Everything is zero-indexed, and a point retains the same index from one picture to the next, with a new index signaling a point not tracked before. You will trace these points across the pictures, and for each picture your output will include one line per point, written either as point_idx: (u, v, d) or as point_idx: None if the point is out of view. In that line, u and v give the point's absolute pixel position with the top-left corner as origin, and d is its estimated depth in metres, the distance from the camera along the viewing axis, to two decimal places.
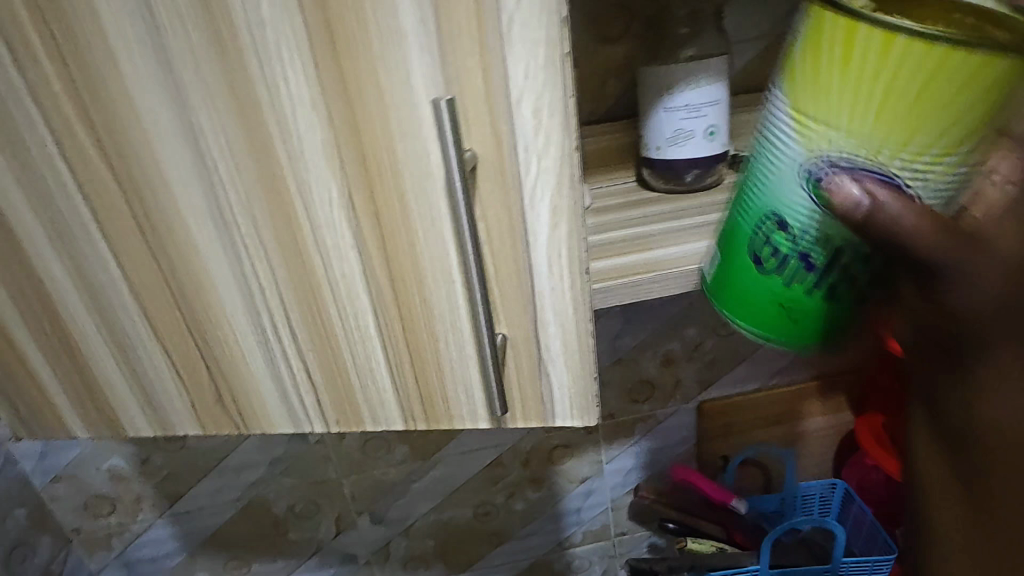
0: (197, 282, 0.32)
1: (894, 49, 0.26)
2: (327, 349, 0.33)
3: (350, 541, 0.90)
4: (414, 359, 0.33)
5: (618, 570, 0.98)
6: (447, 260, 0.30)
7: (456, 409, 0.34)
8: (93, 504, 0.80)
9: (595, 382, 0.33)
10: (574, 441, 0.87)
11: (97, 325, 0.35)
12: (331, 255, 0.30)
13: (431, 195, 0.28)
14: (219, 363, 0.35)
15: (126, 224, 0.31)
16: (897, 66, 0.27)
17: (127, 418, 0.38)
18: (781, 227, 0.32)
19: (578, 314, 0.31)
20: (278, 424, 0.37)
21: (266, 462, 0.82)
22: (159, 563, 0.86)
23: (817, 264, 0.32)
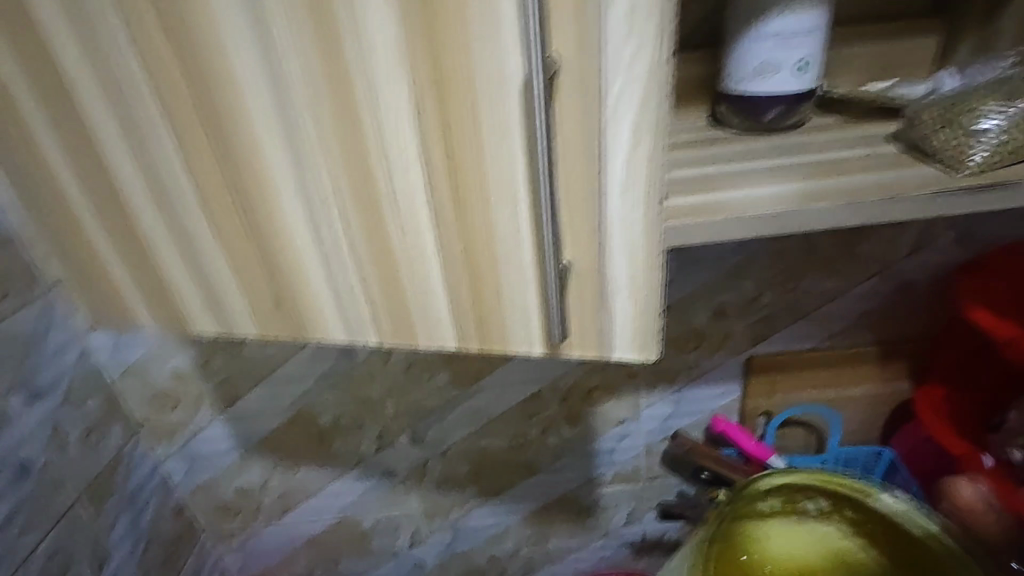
0: (260, 184, 0.32)
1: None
2: (385, 262, 0.33)
3: (390, 458, 0.94)
4: (473, 279, 0.32)
5: (644, 512, 1.00)
6: (517, 175, 0.28)
7: (511, 333, 0.33)
8: (158, 398, 0.85)
9: (659, 317, 0.31)
10: (614, 383, 0.87)
11: (165, 222, 0.35)
12: (395, 163, 0.29)
13: (505, 102, 0.27)
14: (279, 268, 0.35)
15: (192, 118, 0.31)
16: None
17: (190, 317, 0.39)
18: None
19: (651, 243, 0.29)
20: (332, 335, 0.37)
21: (316, 375, 0.86)
22: (216, 459, 0.93)
23: None
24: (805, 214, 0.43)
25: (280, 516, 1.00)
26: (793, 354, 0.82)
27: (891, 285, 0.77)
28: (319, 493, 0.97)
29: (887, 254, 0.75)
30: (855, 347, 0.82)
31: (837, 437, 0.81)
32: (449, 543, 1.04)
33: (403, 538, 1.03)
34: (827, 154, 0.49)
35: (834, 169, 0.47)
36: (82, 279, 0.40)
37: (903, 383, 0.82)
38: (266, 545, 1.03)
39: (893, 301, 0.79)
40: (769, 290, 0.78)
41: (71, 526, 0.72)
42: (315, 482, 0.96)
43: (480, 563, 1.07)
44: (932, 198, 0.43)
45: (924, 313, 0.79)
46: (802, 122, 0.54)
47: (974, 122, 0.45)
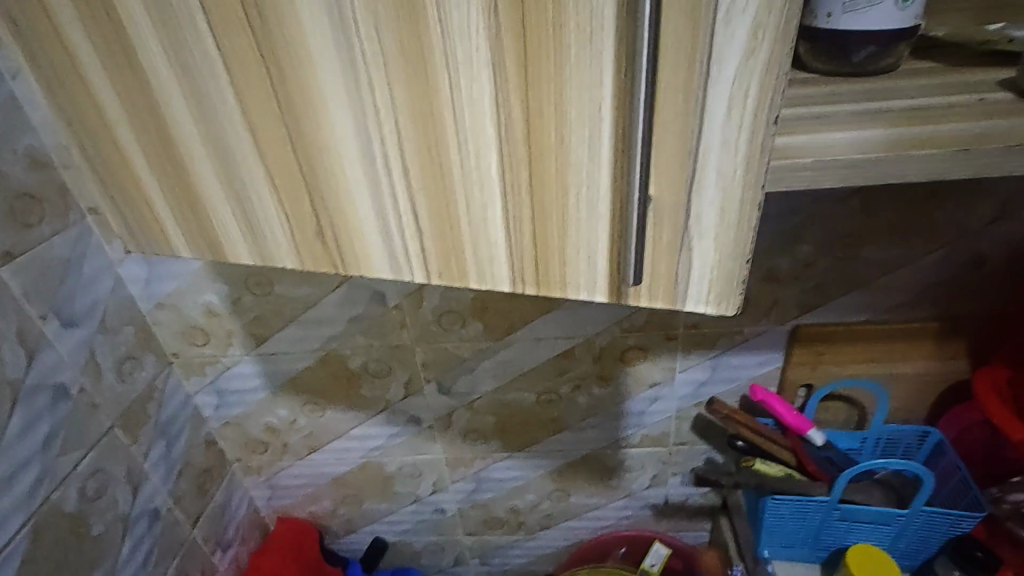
0: (307, 94, 0.29)
1: None
2: (441, 190, 0.30)
3: (417, 405, 0.94)
4: (537, 212, 0.29)
5: (669, 476, 0.98)
6: (601, 91, 0.24)
7: (574, 276, 0.30)
8: (190, 332, 0.86)
9: (744, 266, 0.28)
10: (650, 345, 0.84)
11: (202, 137, 0.32)
12: (460, 73, 0.26)
13: (596, 1, 0.23)
14: (323, 193, 0.32)
15: (234, 15, 0.28)
16: None
17: (226, 243, 0.37)
18: None
19: (747, 178, 0.25)
20: (376, 270, 0.35)
21: (346, 319, 0.85)
22: (246, 396, 0.94)
23: None
24: (904, 163, 0.38)
25: (306, 455, 1.01)
26: (845, 325, 0.78)
27: (962, 258, 0.72)
28: (345, 435, 0.98)
29: (961, 224, 0.70)
30: (914, 322, 0.77)
31: (882, 414, 0.77)
32: (471, 493, 1.04)
33: (425, 484, 1.04)
34: (927, 100, 0.43)
35: (935, 115, 0.41)
36: (116, 197, 0.38)
37: (960, 361, 0.78)
38: (292, 482, 1.05)
39: (961, 275, 0.73)
40: (827, 256, 0.73)
41: (107, 451, 0.73)
42: (341, 424, 0.97)
43: (500, 514, 1.07)
44: None
45: (994, 290, 0.74)
46: (893, 67, 0.48)
47: None
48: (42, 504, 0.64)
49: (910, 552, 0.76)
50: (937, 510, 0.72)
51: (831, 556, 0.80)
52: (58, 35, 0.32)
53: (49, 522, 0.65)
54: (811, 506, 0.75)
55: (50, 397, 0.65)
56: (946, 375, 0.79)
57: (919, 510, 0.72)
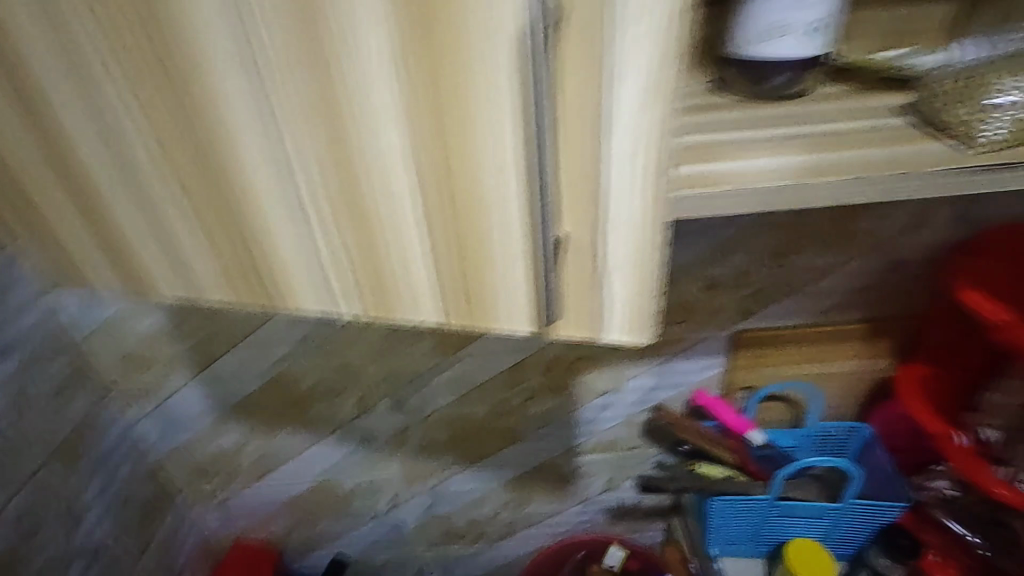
0: (225, 139, 0.29)
1: None
2: (364, 231, 0.30)
3: (370, 423, 0.93)
4: (459, 252, 0.30)
5: (622, 480, 1.01)
6: (511, 140, 0.25)
7: (498, 310, 0.31)
8: (132, 359, 0.82)
9: (655, 298, 0.29)
10: (599, 354, 0.86)
11: (120, 179, 0.32)
12: (376, 121, 0.26)
13: (499, 57, 0.24)
14: (247, 232, 0.32)
15: (147, 62, 0.27)
16: None
17: (152, 283, 0.37)
18: None
19: (651, 218, 0.27)
20: (306, 306, 0.35)
21: (293, 340, 0.83)
22: (191, 422, 0.91)
23: None
24: (809, 189, 0.41)
25: (258, 478, 0.99)
26: (779, 329, 0.82)
27: (882, 264, 0.77)
28: (298, 456, 0.96)
29: (879, 232, 0.74)
30: (842, 324, 0.81)
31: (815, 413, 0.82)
32: (429, 507, 1.04)
33: (383, 501, 1.03)
34: (834, 126, 0.46)
35: (840, 142, 0.44)
36: (31, 237, 0.37)
37: (885, 360, 0.83)
38: (244, 507, 1.02)
39: (882, 279, 0.78)
40: (760, 265, 0.77)
41: (38, 490, 0.70)
42: (293, 446, 0.95)
43: (460, 526, 1.08)
44: (943, 177, 0.41)
45: (912, 292, 0.79)
46: (806, 92, 0.51)
47: (987, 97, 0.43)
48: None
49: (843, 541, 0.82)
50: (866, 503, 0.77)
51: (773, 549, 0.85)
52: None
53: None
54: (753, 505, 0.80)
55: None
56: (873, 373, 0.84)
57: (850, 503, 0.77)
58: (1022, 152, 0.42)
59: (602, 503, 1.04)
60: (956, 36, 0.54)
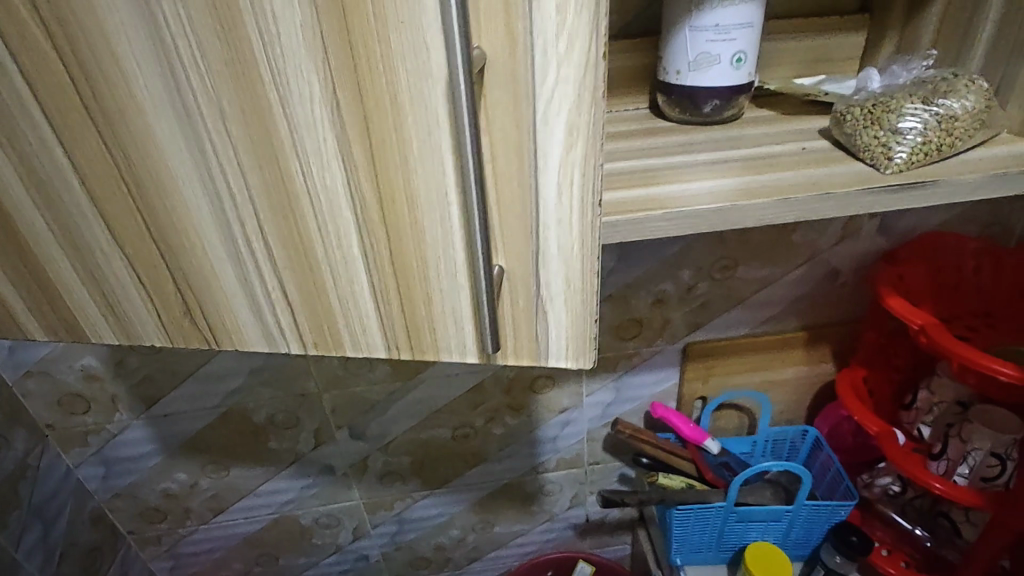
0: (157, 180, 0.29)
1: None
2: (305, 267, 0.30)
3: (329, 454, 0.91)
4: (401, 284, 0.30)
5: (587, 495, 1.02)
6: (445, 177, 0.26)
7: (445, 340, 0.32)
8: (68, 401, 0.80)
9: (594, 324, 0.30)
10: (557, 372, 0.87)
11: (48, 222, 0.31)
12: (311, 161, 0.27)
13: (429, 99, 0.24)
14: (185, 272, 0.32)
15: (72, 105, 0.27)
16: None
17: (88, 326, 0.36)
18: None
19: (585, 248, 0.28)
20: (249, 343, 0.34)
21: (244, 373, 0.81)
22: (138, 463, 0.87)
23: None
24: (740, 211, 0.43)
25: (212, 518, 0.95)
26: (728, 339, 0.85)
27: (819, 273, 0.81)
28: (254, 492, 0.93)
29: (814, 243, 0.78)
30: (786, 331, 0.85)
31: (766, 418, 0.84)
32: (394, 535, 1.02)
33: (345, 532, 1.01)
34: (761, 150, 0.49)
35: (768, 165, 0.47)
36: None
37: (828, 364, 0.87)
38: (199, 548, 0.98)
39: (821, 288, 0.82)
40: (706, 279, 0.80)
41: None
42: (249, 481, 0.92)
43: (427, 553, 1.06)
44: (863, 195, 0.44)
45: (849, 299, 0.83)
46: (738, 116, 0.54)
47: (896, 120, 0.46)
48: None
49: (800, 542, 0.83)
50: (817, 503, 0.78)
51: (735, 556, 0.86)
52: None
53: None
54: (711, 513, 0.80)
55: None
56: (818, 377, 0.88)
57: (802, 505, 0.78)
58: (927, 171, 0.45)
59: (568, 520, 1.05)
60: (871, 61, 0.58)
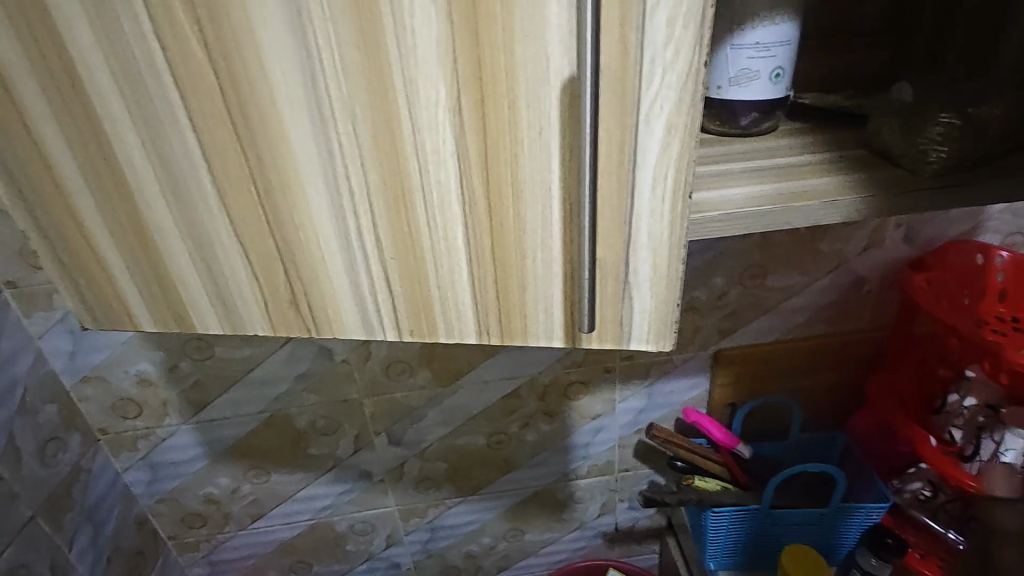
0: (284, 179, 0.32)
1: None
2: (410, 258, 0.33)
3: (367, 459, 0.93)
4: (498, 274, 0.33)
5: (617, 503, 1.03)
6: (552, 172, 0.29)
7: (535, 326, 0.35)
8: (120, 406, 0.82)
9: (675, 309, 0.34)
10: (591, 378, 0.89)
11: (176, 219, 0.34)
12: (429, 160, 0.30)
13: (545, 103, 0.28)
14: (297, 265, 0.35)
15: (216, 112, 0.30)
16: None
17: (197, 317, 0.39)
18: None
19: (673, 236, 0.31)
20: (348, 330, 0.37)
21: (291, 377, 0.84)
22: (182, 468, 0.89)
23: None
24: (789, 214, 0.46)
25: (250, 524, 0.97)
26: (758, 346, 0.87)
27: (846, 280, 0.83)
28: (292, 498, 0.95)
29: (842, 252, 0.81)
30: (815, 338, 0.87)
31: (797, 424, 0.86)
32: (426, 543, 1.04)
33: (379, 539, 1.02)
34: (801, 158, 0.52)
35: (808, 171, 0.50)
36: (63, 279, 0.38)
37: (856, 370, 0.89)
38: (236, 554, 1.00)
39: (848, 296, 0.84)
40: (736, 286, 0.82)
41: (29, 542, 0.70)
42: (288, 487, 0.94)
43: (458, 562, 1.07)
44: (903, 199, 0.47)
45: (876, 306, 0.86)
46: (775, 128, 0.57)
47: (929, 126, 0.49)
48: None
49: (834, 546, 0.84)
50: (852, 506, 0.80)
51: (770, 561, 0.87)
52: (29, 134, 0.32)
53: None
54: (747, 515, 0.81)
55: None
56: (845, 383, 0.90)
57: (838, 508, 0.80)
58: (963, 174, 0.48)
59: (599, 527, 1.06)
60: None
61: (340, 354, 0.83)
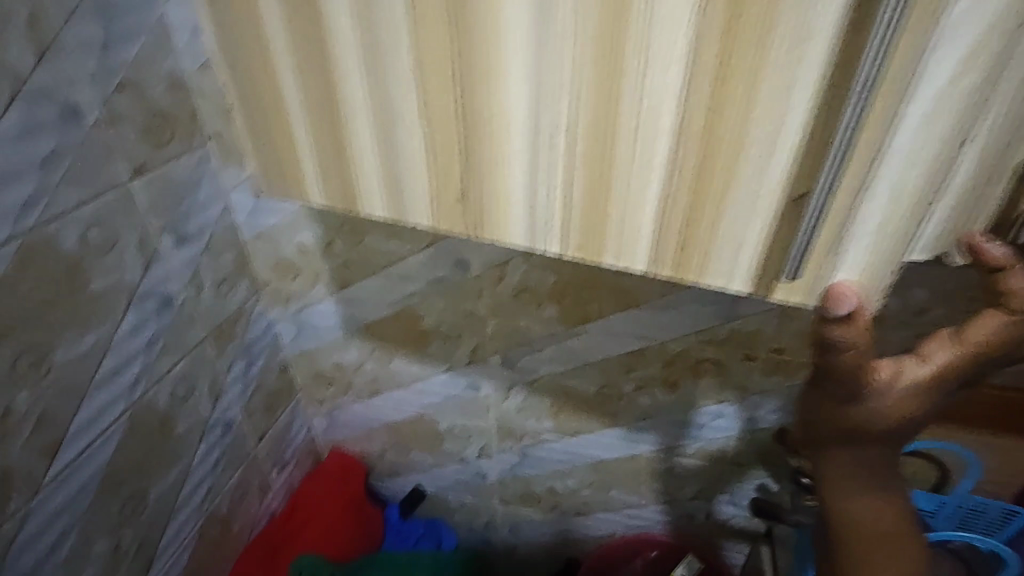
0: (490, 83, 0.39)
1: None
2: (626, 175, 0.40)
3: (478, 373, 0.95)
4: (693, 202, 0.39)
5: (717, 492, 0.97)
6: (786, 117, 0.34)
7: (708, 261, 0.42)
8: (282, 266, 0.90)
9: (897, 266, 0.38)
10: (727, 360, 0.81)
11: (370, 100, 0.43)
12: (649, 84, 0.36)
13: (801, 48, 0.32)
14: (475, 160, 0.43)
15: (434, 15, 0.38)
16: None
17: (369, 189, 0.48)
18: None
19: (915, 196, 0.35)
20: (512, 236, 0.45)
21: (426, 280, 0.86)
22: (322, 333, 0.98)
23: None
24: None
25: (366, 398, 1.06)
26: None
27: None
28: (407, 388, 1.02)
29: None
30: None
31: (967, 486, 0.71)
32: (513, 466, 1.07)
33: (471, 449, 1.07)
34: None
35: None
36: (275, 138, 0.49)
37: None
38: (350, 420, 1.10)
39: None
40: (945, 307, 0.67)
41: (198, 360, 0.82)
42: (404, 376, 1.00)
43: (536, 492, 1.09)
44: None
45: None
46: None
47: None
48: (140, 398, 0.73)
49: None
50: None
51: None
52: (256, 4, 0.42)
53: (145, 414, 0.75)
54: None
55: (157, 305, 0.73)
56: None
57: None
58: None
59: (687, 509, 1.01)
60: None
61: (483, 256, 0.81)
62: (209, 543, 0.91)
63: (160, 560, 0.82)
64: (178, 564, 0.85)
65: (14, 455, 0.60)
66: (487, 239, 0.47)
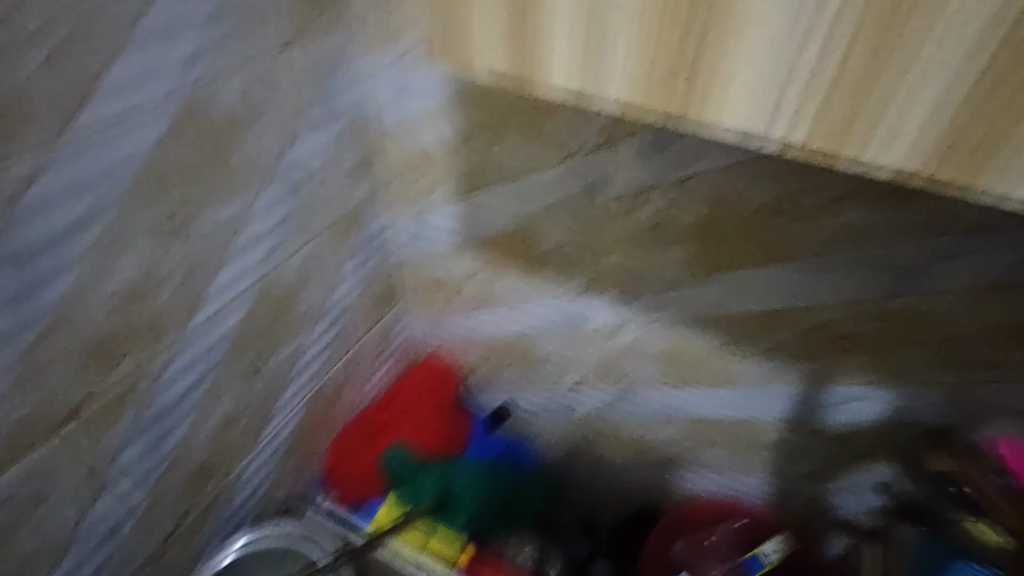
0: None
1: (408, 541, 0.95)
2: (949, 42, 0.32)
3: (591, 304, 0.89)
4: (1011, 92, 0.33)
5: (828, 475, 0.91)
6: None
7: (1005, 168, 0.35)
8: (410, 162, 0.88)
9: None
10: (887, 338, 0.73)
11: None
12: None
13: None
14: (707, 18, 0.37)
15: None
16: (409, 541, 0.95)
17: (550, 52, 0.42)
18: (423, 519, 0.98)
19: None
20: (726, 120, 0.40)
21: (551, 200, 0.81)
22: (436, 240, 0.95)
23: (421, 508, 0.99)
24: None
25: (471, 312, 1.04)
26: None
27: None
28: (513, 308, 0.98)
29: None
30: None
31: None
32: (608, 405, 1.03)
33: (567, 380, 1.04)
34: None
35: None
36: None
37: None
38: (447, 333, 1.09)
39: None
40: None
41: (319, 248, 0.83)
42: (512, 296, 0.96)
43: (625, 435, 1.06)
44: None
45: None
46: None
47: None
48: (267, 274, 0.75)
49: None
50: None
51: None
52: None
53: (270, 290, 0.76)
54: None
55: (287, 186, 0.73)
56: None
57: None
58: None
59: (792, 487, 0.96)
60: None
61: (671, 154, 0.71)
62: (314, 420, 0.95)
63: (275, 418, 0.86)
64: (289, 428, 0.90)
65: (161, 303, 0.62)
66: (683, 128, 0.42)
